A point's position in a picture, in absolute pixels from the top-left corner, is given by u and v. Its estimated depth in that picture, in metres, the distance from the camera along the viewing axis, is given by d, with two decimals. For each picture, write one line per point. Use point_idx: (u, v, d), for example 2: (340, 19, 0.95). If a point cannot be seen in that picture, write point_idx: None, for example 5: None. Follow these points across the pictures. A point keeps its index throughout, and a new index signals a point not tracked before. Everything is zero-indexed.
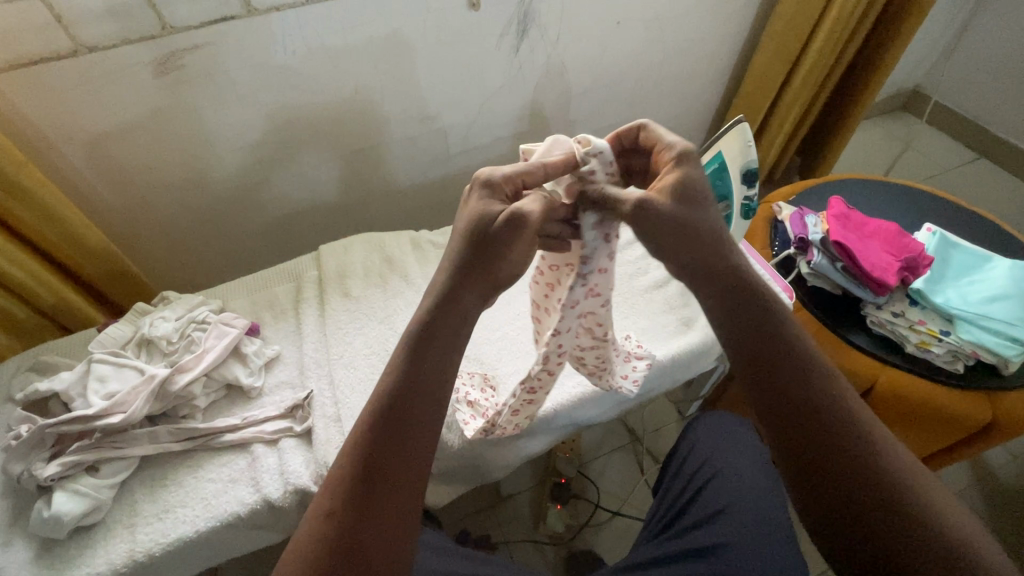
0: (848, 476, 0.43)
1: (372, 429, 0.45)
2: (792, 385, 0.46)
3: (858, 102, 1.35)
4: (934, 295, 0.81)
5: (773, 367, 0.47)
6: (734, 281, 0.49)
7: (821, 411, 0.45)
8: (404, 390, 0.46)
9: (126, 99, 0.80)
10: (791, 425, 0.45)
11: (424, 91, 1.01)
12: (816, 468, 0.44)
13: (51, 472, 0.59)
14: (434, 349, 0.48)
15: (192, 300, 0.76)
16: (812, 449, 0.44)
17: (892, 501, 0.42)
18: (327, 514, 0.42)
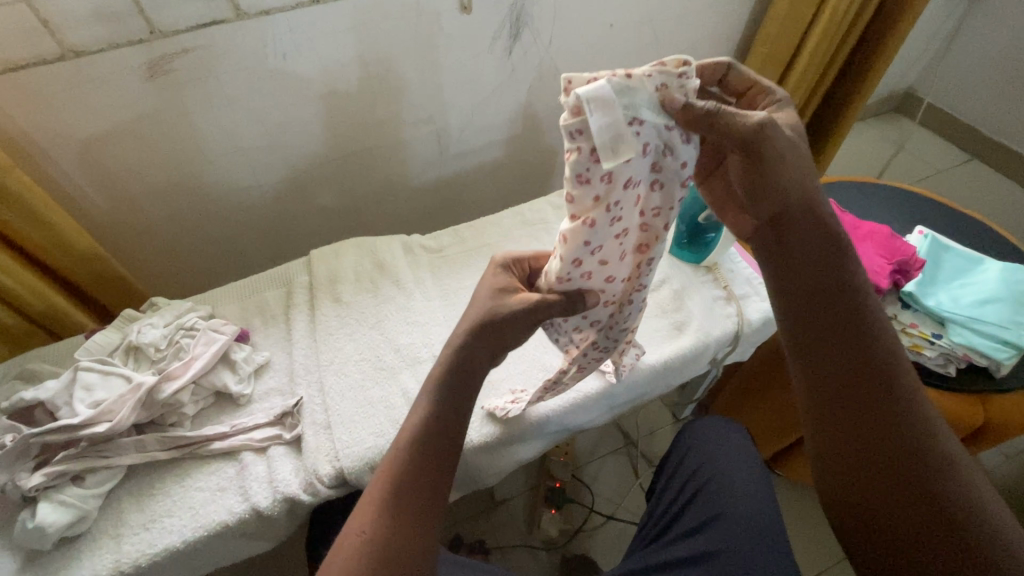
0: (886, 411, 0.52)
1: (400, 468, 0.48)
2: (851, 338, 0.53)
3: (851, 104, 1.35)
4: (926, 298, 0.82)
5: (834, 319, 0.54)
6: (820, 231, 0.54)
7: (866, 364, 0.53)
8: (428, 435, 0.50)
9: (115, 103, 0.80)
10: (833, 369, 0.54)
11: (416, 95, 1.01)
12: (850, 406, 0.53)
13: (35, 482, 0.58)
14: (455, 402, 0.52)
15: (180, 307, 0.76)
16: (846, 391, 0.53)
17: (915, 443, 0.51)
18: (358, 538, 0.45)
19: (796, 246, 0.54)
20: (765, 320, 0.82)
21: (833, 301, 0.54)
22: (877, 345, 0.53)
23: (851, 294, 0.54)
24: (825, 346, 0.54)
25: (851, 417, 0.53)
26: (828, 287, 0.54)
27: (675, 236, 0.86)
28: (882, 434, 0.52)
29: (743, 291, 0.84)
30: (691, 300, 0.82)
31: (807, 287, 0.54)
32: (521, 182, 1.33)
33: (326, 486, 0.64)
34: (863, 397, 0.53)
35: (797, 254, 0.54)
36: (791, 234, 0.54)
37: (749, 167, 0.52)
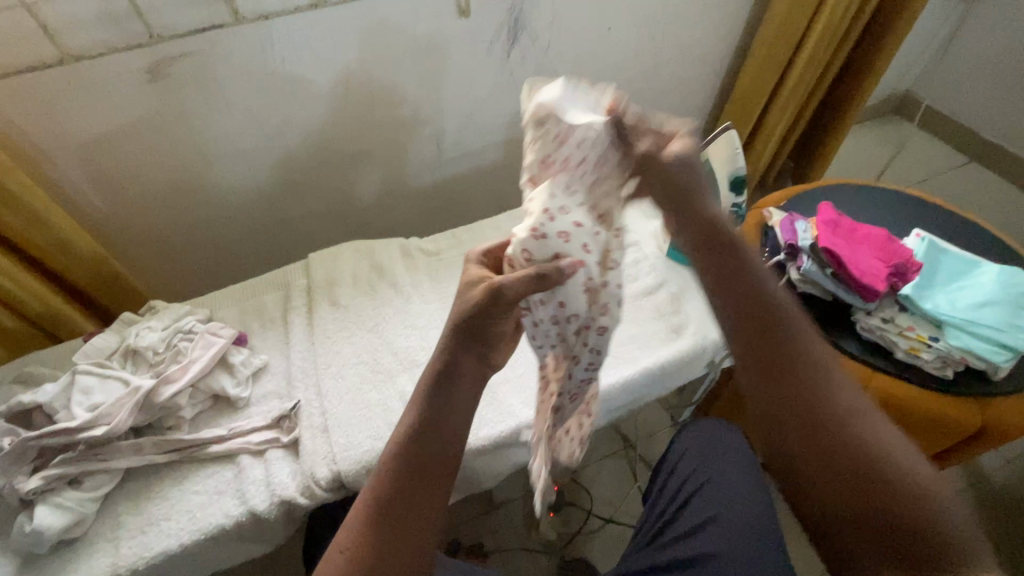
0: (825, 416, 0.52)
1: (384, 487, 0.49)
2: (781, 347, 0.54)
3: (849, 107, 1.35)
4: (923, 301, 0.81)
5: (767, 338, 0.54)
6: (738, 253, 0.56)
7: (804, 375, 0.54)
8: (414, 452, 0.50)
9: (114, 107, 0.80)
10: (777, 387, 0.54)
11: (414, 98, 1.01)
12: (800, 423, 0.53)
13: (33, 485, 0.58)
14: (444, 416, 0.51)
15: (178, 310, 0.76)
16: (793, 409, 0.53)
17: (856, 443, 0.51)
18: (341, 555, 0.47)
19: (720, 267, 0.56)
20: None
21: (763, 317, 0.55)
22: (809, 354, 0.55)
23: (777, 306, 0.55)
24: (763, 365, 0.55)
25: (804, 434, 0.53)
26: (755, 303, 0.55)
27: (673, 239, 0.86)
28: (834, 447, 0.52)
29: None
30: (688, 304, 0.82)
31: (737, 306, 0.55)
32: (520, 184, 1.33)
33: (323, 490, 0.64)
34: (807, 412, 0.53)
35: (721, 273, 0.56)
36: (713, 254, 0.56)
37: (660, 193, 0.55)
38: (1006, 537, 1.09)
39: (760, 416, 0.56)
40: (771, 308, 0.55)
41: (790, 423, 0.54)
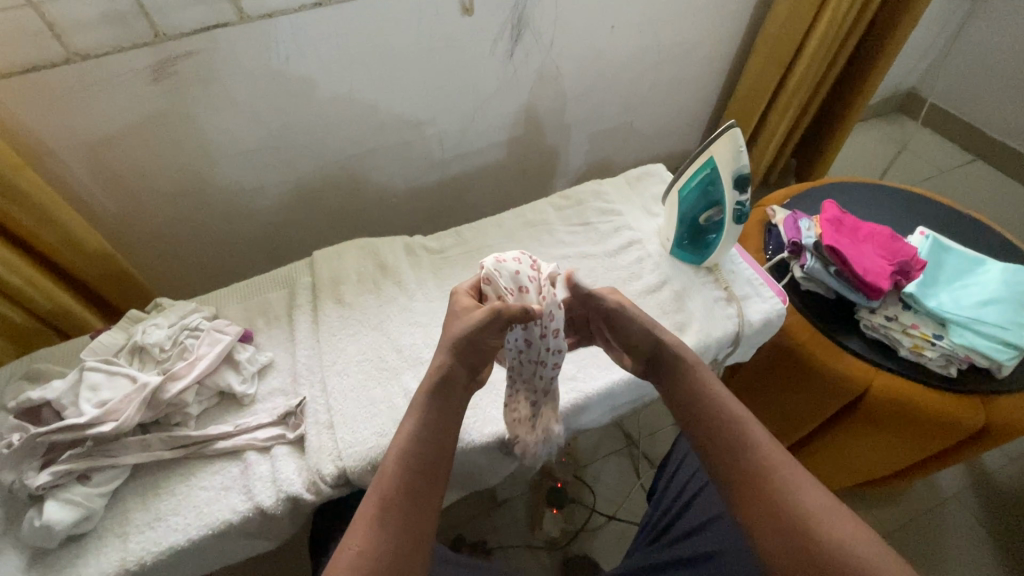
0: (769, 502, 0.52)
1: (393, 482, 0.49)
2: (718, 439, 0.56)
3: (853, 106, 1.35)
4: (927, 299, 0.81)
5: (718, 445, 0.56)
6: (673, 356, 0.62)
7: (762, 479, 0.53)
8: (420, 450, 0.52)
9: (121, 106, 0.81)
10: (739, 493, 0.54)
11: (417, 97, 1.01)
12: (768, 529, 0.51)
13: (42, 481, 0.59)
14: (443, 419, 0.54)
15: (184, 308, 0.76)
16: (758, 511, 0.52)
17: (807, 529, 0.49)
18: (352, 551, 0.46)
19: (670, 386, 0.62)
20: (766, 321, 0.82)
21: (713, 425, 0.57)
22: (763, 455, 0.54)
23: (725, 416, 0.57)
24: (723, 475, 0.55)
25: (772, 538, 0.51)
26: (698, 411, 0.59)
27: (676, 237, 0.86)
28: (806, 553, 0.48)
29: (743, 292, 0.84)
30: (691, 302, 0.82)
31: (686, 419, 0.59)
32: (522, 183, 1.33)
33: (328, 486, 0.65)
34: (765, 513, 0.52)
35: (672, 392, 0.62)
36: (663, 376, 0.63)
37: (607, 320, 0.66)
38: (1009, 536, 1.09)
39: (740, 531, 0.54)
40: (717, 415, 0.57)
41: (758, 528, 0.52)
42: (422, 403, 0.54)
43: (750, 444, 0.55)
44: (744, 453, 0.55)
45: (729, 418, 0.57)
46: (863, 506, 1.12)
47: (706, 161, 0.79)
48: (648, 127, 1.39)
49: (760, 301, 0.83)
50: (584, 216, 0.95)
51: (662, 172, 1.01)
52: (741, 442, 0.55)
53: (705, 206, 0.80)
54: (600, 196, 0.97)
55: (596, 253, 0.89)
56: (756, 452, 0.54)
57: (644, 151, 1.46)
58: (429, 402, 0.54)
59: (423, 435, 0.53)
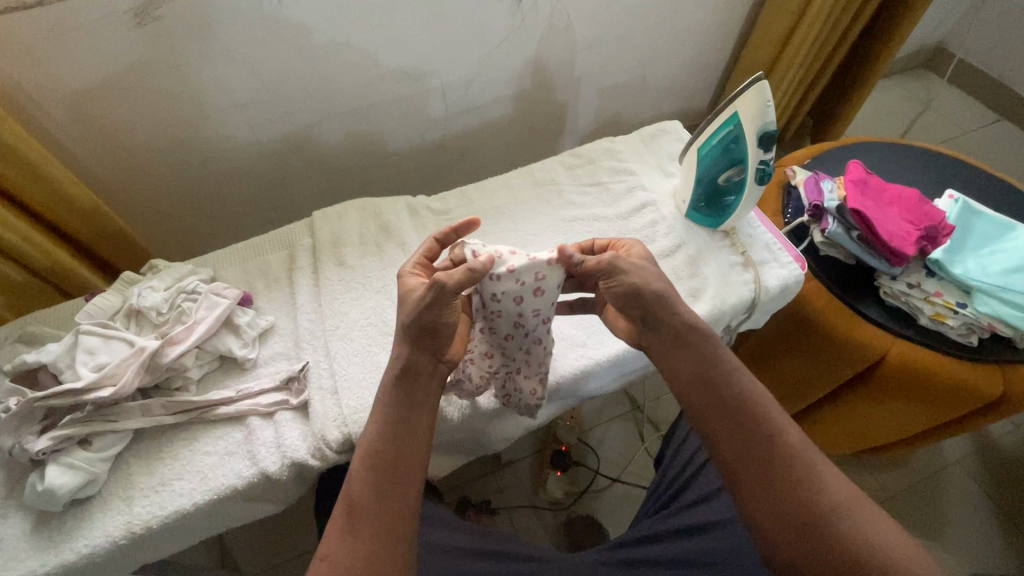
0: (787, 486, 0.52)
1: (362, 487, 0.51)
2: (736, 419, 0.55)
3: (877, 60, 1.27)
4: (953, 265, 0.78)
5: (737, 428, 0.54)
6: (681, 328, 0.58)
7: (785, 465, 0.52)
8: (388, 448, 0.52)
9: (104, 53, 0.75)
10: (753, 477, 0.53)
11: (419, 45, 0.95)
12: (780, 514, 0.51)
13: (42, 445, 0.57)
14: (414, 409, 0.55)
15: (181, 270, 0.74)
16: (771, 498, 0.52)
17: (826, 514, 0.50)
18: (324, 562, 0.48)
19: (680, 363, 0.58)
20: (783, 287, 0.79)
21: (731, 407, 0.55)
22: (787, 443, 0.53)
23: (747, 400, 0.55)
24: (738, 458, 0.54)
25: (782, 525, 0.51)
26: (715, 389, 0.56)
27: (693, 200, 0.81)
28: (821, 537, 0.49)
29: (761, 258, 0.81)
30: (707, 267, 0.79)
31: (698, 396, 0.57)
32: (528, 141, 1.28)
33: (334, 452, 0.64)
34: (782, 495, 0.52)
35: (680, 370, 0.58)
36: (665, 346, 0.59)
37: (614, 292, 0.58)
38: (1008, 499, 1.11)
39: (741, 513, 0.54)
40: (737, 395, 0.56)
41: (767, 516, 0.52)
42: (389, 397, 0.55)
43: (774, 428, 0.54)
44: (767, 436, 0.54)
45: (750, 399, 0.55)
46: (866, 470, 1.13)
47: (729, 117, 0.74)
48: (660, 81, 1.32)
49: (778, 267, 0.80)
50: (595, 175, 0.90)
51: (678, 130, 0.95)
52: (761, 424, 0.54)
53: (725, 165, 0.76)
54: (612, 154, 0.93)
55: (608, 215, 0.85)
56: (780, 439, 0.54)
57: (656, 108, 1.40)
58: (392, 396, 0.55)
59: (386, 433, 0.53)
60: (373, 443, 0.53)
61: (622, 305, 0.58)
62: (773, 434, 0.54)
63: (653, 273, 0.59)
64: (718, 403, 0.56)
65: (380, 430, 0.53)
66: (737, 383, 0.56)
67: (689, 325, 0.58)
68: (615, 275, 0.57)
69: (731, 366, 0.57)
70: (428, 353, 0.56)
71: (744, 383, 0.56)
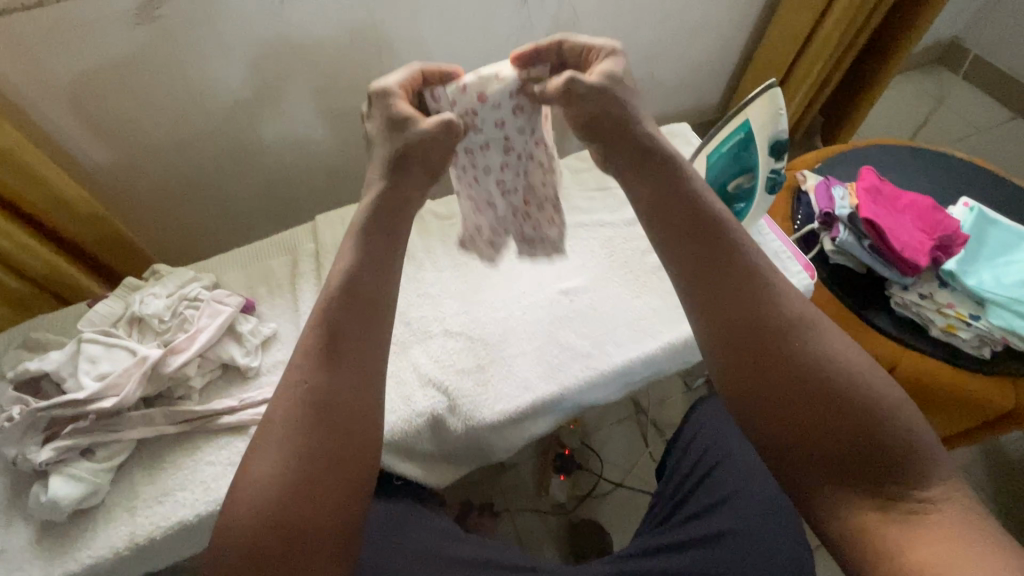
0: (783, 359, 0.44)
1: (301, 397, 0.45)
2: (727, 281, 0.47)
3: (891, 59, 1.24)
4: (967, 277, 0.76)
5: (727, 289, 0.47)
6: (671, 182, 0.52)
7: (779, 334, 0.45)
8: (328, 363, 0.47)
9: (102, 52, 0.74)
10: (762, 370, 0.44)
11: (423, 44, 0.93)
12: (772, 386, 0.44)
13: (45, 456, 0.57)
14: (355, 332, 0.48)
15: (183, 276, 0.73)
16: (779, 390, 0.44)
17: (827, 389, 0.43)
18: (259, 477, 0.42)
19: (666, 212, 0.51)
20: None
21: (721, 268, 0.48)
22: (783, 310, 0.46)
23: (740, 262, 0.48)
24: (742, 343, 0.46)
25: (774, 406, 0.44)
26: (707, 245, 0.49)
27: None
28: (820, 413, 0.42)
29: None
30: None
31: (685, 253, 0.49)
32: None
33: None
34: (775, 365, 0.44)
35: (666, 221, 0.51)
36: (653, 196, 0.52)
37: (601, 131, 0.54)
38: (1016, 508, 1.09)
39: (725, 394, 0.47)
40: (729, 255, 0.48)
41: (755, 391, 0.44)
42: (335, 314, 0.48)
43: (767, 295, 0.47)
44: (786, 325, 0.45)
45: (742, 261, 0.48)
46: None
47: (738, 125, 0.70)
48: (669, 79, 1.29)
49: (788, 276, 0.79)
50: (602, 179, 0.89)
51: (687, 133, 0.94)
52: (755, 288, 0.47)
53: (734, 172, 0.73)
54: None
55: (614, 222, 0.84)
56: (775, 305, 0.46)
57: (664, 106, 1.38)
58: (342, 311, 0.48)
59: (327, 347, 0.47)
60: (315, 351, 0.47)
61: (615, 148, 0.54)
62: (768, 301, 0.46)
63: (626, 103, 0.53)
64: (709, 261, 0.48)
65: (322, 345, 0.47)
66: (731, 242, 0.49)
67: (679, 178, 0.52)
68: (575, 100, 0.52)
69: (725, 224, 0.50)
70: (373, 288, 0.50)
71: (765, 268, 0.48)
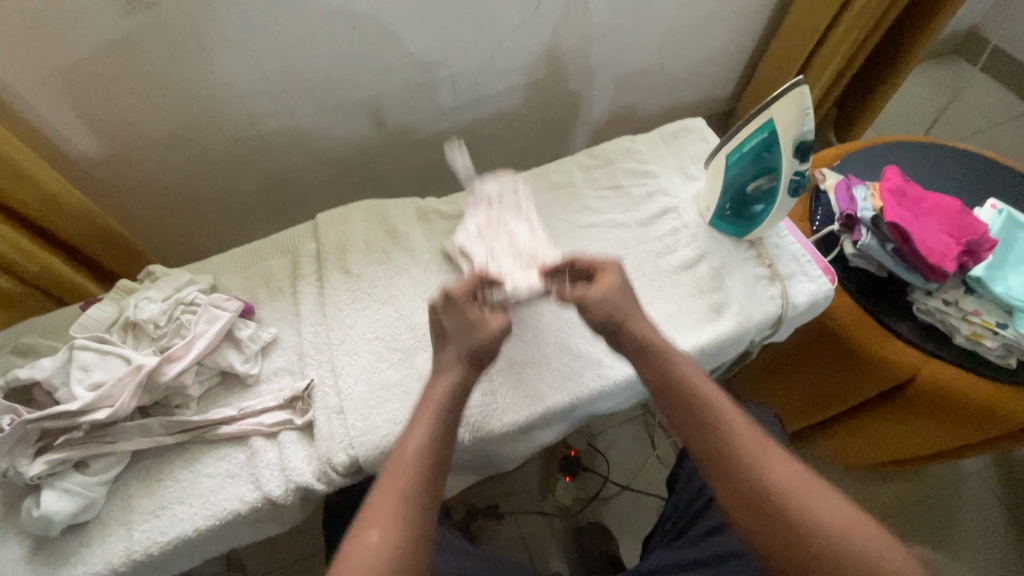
0: (768, 506, 0.47)
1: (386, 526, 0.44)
2: (713, 443, 0.51)
3: (911, 51, 1.20)
4: (994, 283, 0.73)
5: (714, 449, 0.51)
6: (674, 396, 0.55)
7: (763, 485, 0.48)
8: (412, 486, 0.47)
9: (93, 42, 0.71)
10: (751, 512, 0.47)
11: (428, 33, 0.89)
12: (766, 531, 0.46)
13: (37, 470, 0.55)
14: (432, 463, 0.50)
15: (179, 278, 0.70)
16: (767, 535, 0.47)
17: (814, 533, 0.45)
18: None
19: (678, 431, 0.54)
20: (812, 303, 0.75)
21: (710, 442, 0.52)
22: (765, 462, 0.49)
23: (729, 426, 0.52)
24: (704, 468, 0.51)
25: (772, 549, 0.46)
26: (694, 420, 0.53)
27: (717, 206, 0.76)
28: (811, 558, 0.44)
29: (789, 270, 0.77)
30: (731, 280, 0.75)
31: (682, 434, 0.54)
32: (541, 132, 1.22)
33: (340, 475, 0.62)
34: (765, 510, 0.47)
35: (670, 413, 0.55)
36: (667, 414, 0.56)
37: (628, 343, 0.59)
38: None
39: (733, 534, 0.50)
40: (714, 433, 0.52)
41: (753, 533, 0.47)
42: (415, 437, 0.50)
43: (751, 451, 0.50)
44: (733, 441, 0.51)
45: (728, 432, 0.52)
46: (881, 480, 1.10)
47: (762, 123, 0.68)
48: (680, 69, 1.25)
49: (807, 282, 0.76)
50: (614, 177, 0.86)
51: (702, 129, 0.90)
52: (741, 446, 0.50)
53: (756, 171, 0.71)
54: (632, 154, 0.87)
55: (626, 222, 0.81)
56: (759, 463, 0.49)
57: (675, 98, 1.33)
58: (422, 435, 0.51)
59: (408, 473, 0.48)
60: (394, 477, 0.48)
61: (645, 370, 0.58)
62: (748, 453, 0.50)
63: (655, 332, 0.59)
64: (697, 437, 0.52)
65: (402, 472, 0.48)
66: (712, 423, 0.52)
67: (686, 388, 0.55)
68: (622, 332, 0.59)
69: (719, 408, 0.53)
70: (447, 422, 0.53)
71: (707, 388, 0.55)
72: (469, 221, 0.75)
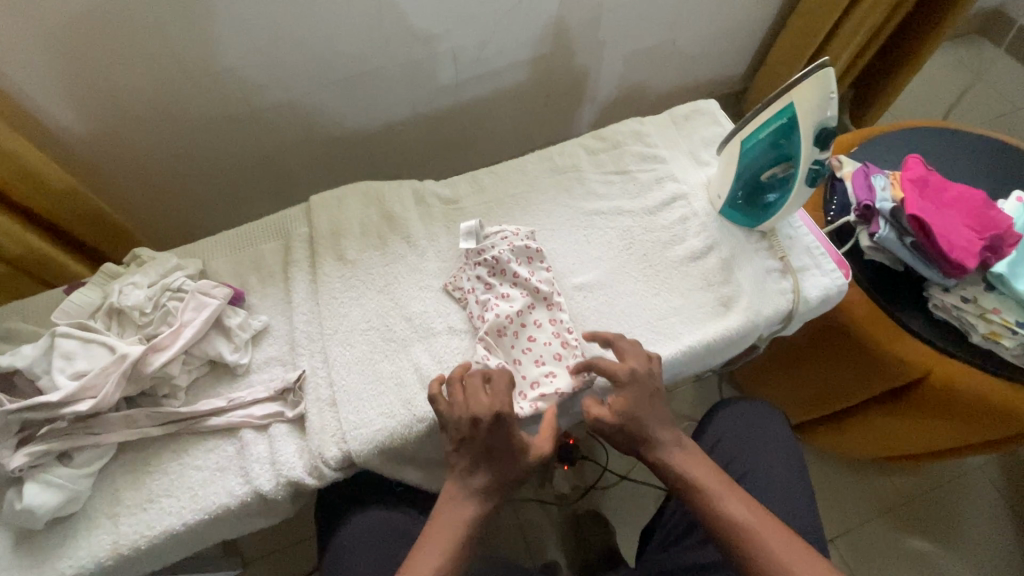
0: None
1: None
2: (730, 540, 0.53)
3: (936, 30, 1.14)
4: (1017, 279, 0.69)
5: (733, 545, 0.53)
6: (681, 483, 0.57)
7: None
8: None
9: (71, 9, 0.66)
10: None
11: (427, 5, 0.84)
12: None
13: (18, 463, 0.53)
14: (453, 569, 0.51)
15: (165, 263, 0.67)
16: None
17: None
18: None
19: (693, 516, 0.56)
20: (825, 297, 0.72)
21: (725, 536, 0.53)
22: (780, 559, 0.50)
23: (745, 524, 0.53)
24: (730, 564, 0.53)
25: None
26: (709, 513, 0.55)
27: (729, 194, 0.73)
28: None
29: (801, 264, 0.74)
30: (741, 272, 0.72)
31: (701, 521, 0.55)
32: (545, 111, 1.17)
33: (332, 470, 0.60)
34: None
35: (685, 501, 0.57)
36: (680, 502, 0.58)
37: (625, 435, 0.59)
38: None
39: None
40: (728, 525, 0.53)
41: None
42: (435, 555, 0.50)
43: (766, 548, 0.51)
44: (749, 538, 0.52)
45: (741, 527, 0.53)
46: (882, 473, 1.09)
47: (782, 109, 0.63)
48: (692, 46, 1.19)
49: (820, 275, 0.73)
50: (621, 162, 0.82)
51: (715, 111, 0.85)
52: (758, 541, 0.52)
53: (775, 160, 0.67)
54: (640, 137, 0.83)
55: (633, 210, 0.78)
56: (776, 560, 0.50)
57: (685, 76, 1.28)
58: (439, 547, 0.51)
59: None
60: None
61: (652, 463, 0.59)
62: (765, 550, 0.51)
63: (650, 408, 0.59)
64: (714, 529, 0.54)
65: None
66: (723, 514, 0.54)
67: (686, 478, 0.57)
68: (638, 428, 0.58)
69: (723, 496, 0.55)
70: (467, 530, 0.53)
71: (735, 507, 0.54)
72: (469, 274, 0.69)
